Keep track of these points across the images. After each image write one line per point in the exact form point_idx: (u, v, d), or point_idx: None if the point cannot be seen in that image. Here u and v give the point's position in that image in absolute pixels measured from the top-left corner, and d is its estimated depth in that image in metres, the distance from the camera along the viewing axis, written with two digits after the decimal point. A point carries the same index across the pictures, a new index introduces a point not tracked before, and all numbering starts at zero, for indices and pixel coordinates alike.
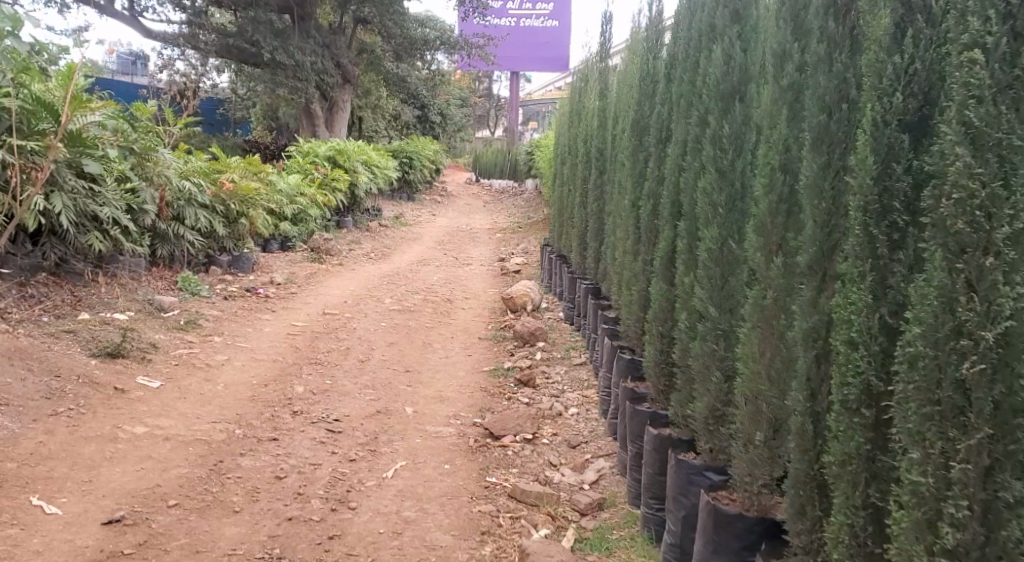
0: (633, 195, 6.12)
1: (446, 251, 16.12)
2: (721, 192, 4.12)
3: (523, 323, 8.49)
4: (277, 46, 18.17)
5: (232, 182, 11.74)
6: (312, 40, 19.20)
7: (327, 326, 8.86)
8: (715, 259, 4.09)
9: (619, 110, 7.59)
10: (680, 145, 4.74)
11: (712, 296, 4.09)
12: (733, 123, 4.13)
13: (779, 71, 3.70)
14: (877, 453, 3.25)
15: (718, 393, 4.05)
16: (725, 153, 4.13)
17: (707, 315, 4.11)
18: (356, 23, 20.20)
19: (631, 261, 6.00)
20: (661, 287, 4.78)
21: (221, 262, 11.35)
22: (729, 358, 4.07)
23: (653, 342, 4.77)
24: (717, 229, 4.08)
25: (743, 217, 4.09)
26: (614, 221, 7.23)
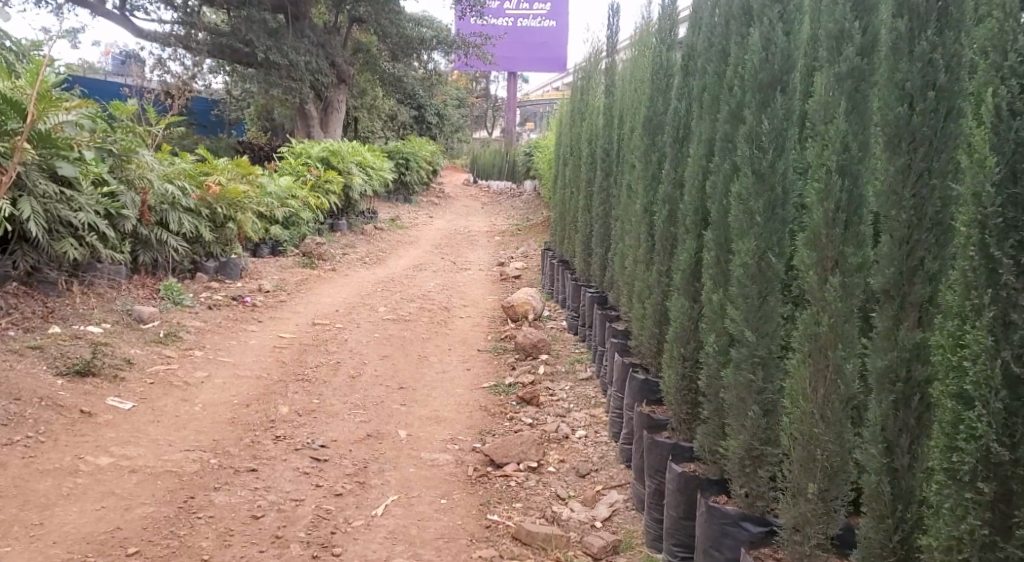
0: (646, 199, 5.63)
1: (443, 255, 15.63)
2: (759, 198, 3.64)
3: (525, 335, 8.00)
4: (271, 46, 17.69)
5: (219, 185, 11.28)
6: (307, 39, 18.68)
7: (317, 337, 8.37)
8: (751, 276, 3.64)
9: (629, 109, 7.10)
10: (706, 145, 4.27)
11: (748, 318, 3.64)
12: (774, 119, 3.64)
13: (833, 57, 3.42)
14: (996, 541, 2.99)
15: (756, 429, 3.66)
16: (763, 153, 3.65)
17: (742, 339, 3.68)
18: (352, 22, 19.69)
19: (644, 270, 5.51)
20: (683, 302, 4.29)
21: (208, 268, 10.87)
22: (768, 390, 3.66)
23: (673, 365, 4.30)
24: (754, 241, 3.63)
25: (784, 225, 3.64)
26: (623, 226, 6.74)
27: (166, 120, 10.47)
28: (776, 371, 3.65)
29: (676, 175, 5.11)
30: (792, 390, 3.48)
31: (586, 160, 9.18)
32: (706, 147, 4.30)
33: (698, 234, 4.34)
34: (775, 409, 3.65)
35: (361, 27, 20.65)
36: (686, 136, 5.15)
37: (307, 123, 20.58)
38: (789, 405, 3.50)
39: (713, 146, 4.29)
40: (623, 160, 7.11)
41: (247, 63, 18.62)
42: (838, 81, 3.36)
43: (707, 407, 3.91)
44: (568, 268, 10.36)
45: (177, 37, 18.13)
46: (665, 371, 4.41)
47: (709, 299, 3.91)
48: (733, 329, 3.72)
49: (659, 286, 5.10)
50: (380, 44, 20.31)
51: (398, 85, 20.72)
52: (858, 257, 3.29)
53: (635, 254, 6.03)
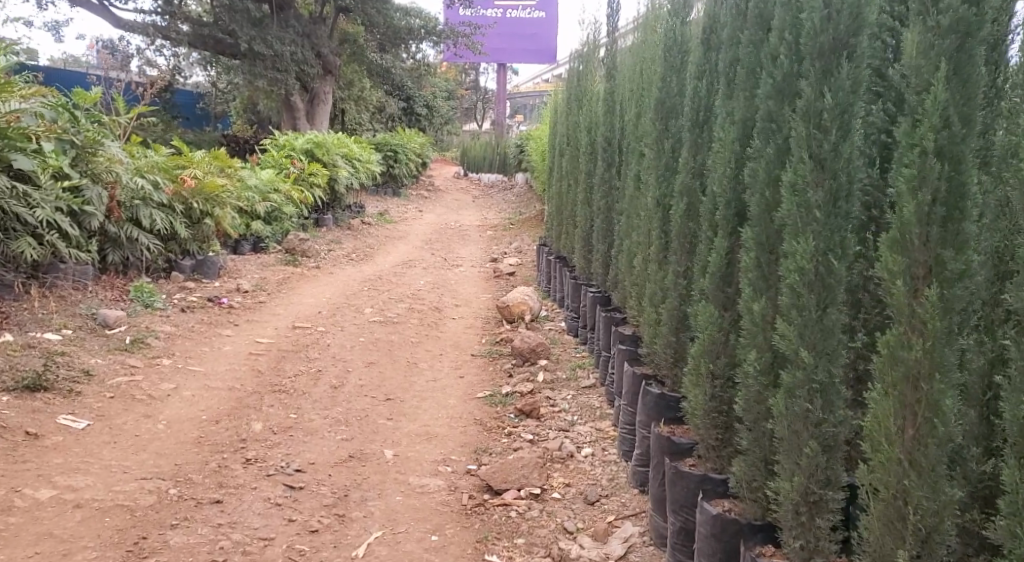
0: (658, 193, 5.06)
1: (433, 251, 15.05)
2: (818, 188, 3.22)
3: (522, 338, 7.41)
4: (255, 37, 17.08)
5: (195, 179, 10.67)
6: (292, 29, 18.01)
7: (298, 343, 7.77)
8: (807, 283, 3.21)
9: (634, 95, 6.50)
10: (741, 126, 3.76)
11: (805, 336, 3.22)
12: (839, 91, 3.21)
13: (927, 11, 3.00)
14: None
15: (814, 469, 3.23)
16: (826, 135, 3.23)
17: (795, 360, 3.25)
18: (338, 12, 19.01)
19: (657, 271, 4.96)
20: (711, 311, 3.79)
21: (184, 267, 10.29)
22: (827, 423, 3.24)
23: (701, 382, 3.82)
24: (812, 241, 3.20)
25: (846, 222, 3.22)
26: (630, 224, 6.17)
27: (135, 110, 9.88)
28: (836, 401, 3.23)
29: (694, 167, 4.59)
30: (875, 418, 3.11)
31: (585, 151, 8.60)
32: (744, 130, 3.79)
33: (731, 234, 3.84)
34: (835, 444, 3.23)
35: (347, 17, 20.00)
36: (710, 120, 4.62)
37: (293, 116, 19.93)
38: (870, 454, 3.14)
39: (750, 130, 3.79)
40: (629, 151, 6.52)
41: (230, 54, 17.97)
42: (937, 37, 2.95)
43: (746, 437, 3.50)
44: (566, 265, 9.78)
45: (157, 27, 17.43)
46: (689, 389, 3.92)
47: (747, 309, 3.47)
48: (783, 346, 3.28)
49: (677, 290, 4.61)
50: (368, 33, 19.64)
51: (385, 76, 20.03)
52: (959, 263, 2.90)
53: (644, 253, 5.50)
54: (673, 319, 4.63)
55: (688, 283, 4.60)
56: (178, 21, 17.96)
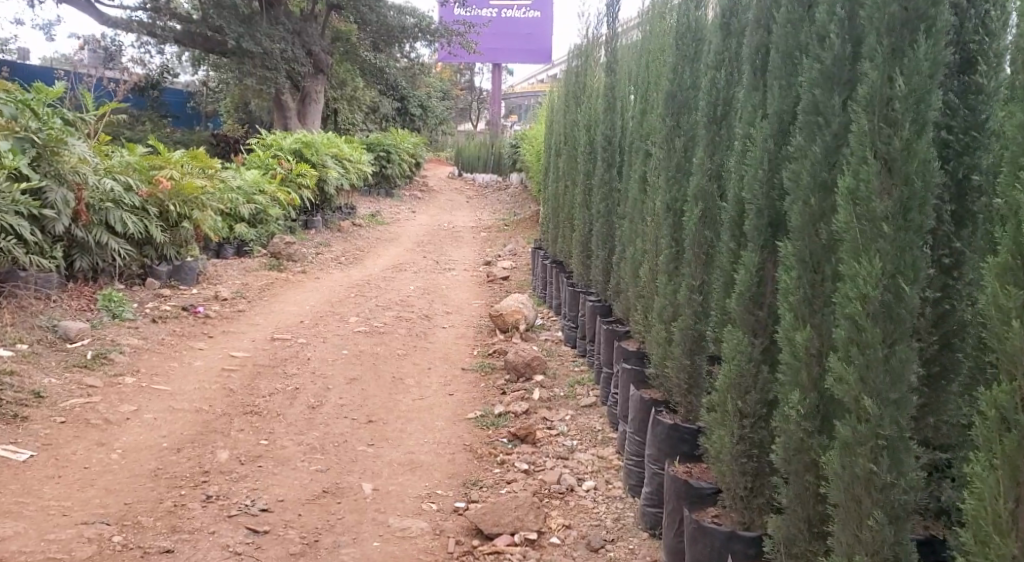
0: (667, 197, 4.53)
1: (425, 254, 14.49)
2: (886, 197, 2.90)
3: (517, 352, 6.85)
4: (243, 34, 16.44)
5: (172, 180, 10.12)
6: (282, 26, 17.39)
7: (275, 358, 7.21)
8: (874, 313, 2.89)
9: (639, 91, 5.97)
10: (776, 121, 3.35)
11: (872, 381, 2.90)
12: (912, 80, 2.89)
13: None
14: None
15: (884, 538, 2.90)
16: (896, 130, 2.92)
17: (857, 409, 2.93)
18: (329, 9, 18.40)
19: (666, 285, 4.45)
20: (740, 339, 3.39)
21: (160, 273, 9.83)
22: (895, 485, 2.90)
23: (726, 423, 3.47)
24: (881, 262, 2.88)
25: (920, 237, 2.88)
26: (635, 231, 5.62)
27: (105, 108, 9.38)
28: (906, 458, 2.90)
29: (711, 168, 4.08)
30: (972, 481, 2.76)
31: (584, 151, 8.06)
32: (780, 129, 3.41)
33: (763, 249, 3.43)
34: (903, 515, 2.92)
35: (339, 15, 19.43)
36: (731, 115, 4.09)
37: (283, 115, 19.34)
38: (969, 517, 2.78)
39: (786, 126, 3.35)
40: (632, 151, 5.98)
41: (218, 51, 17.38)
42: None
43: (785, 495, 3.19)
44: (563, 271, 9.23)
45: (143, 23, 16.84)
46: (712, 433, 3.55)
47: (791, 339, 3.16)
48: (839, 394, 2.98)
49: (694, 308, 4.09)
50: (360, 31, 18.99)
51: (378, 76, 19.43)
52: None
53: (651, 263, 4.97)
54: (687, 340, 4.12)
55: (705, 299, 4.10)
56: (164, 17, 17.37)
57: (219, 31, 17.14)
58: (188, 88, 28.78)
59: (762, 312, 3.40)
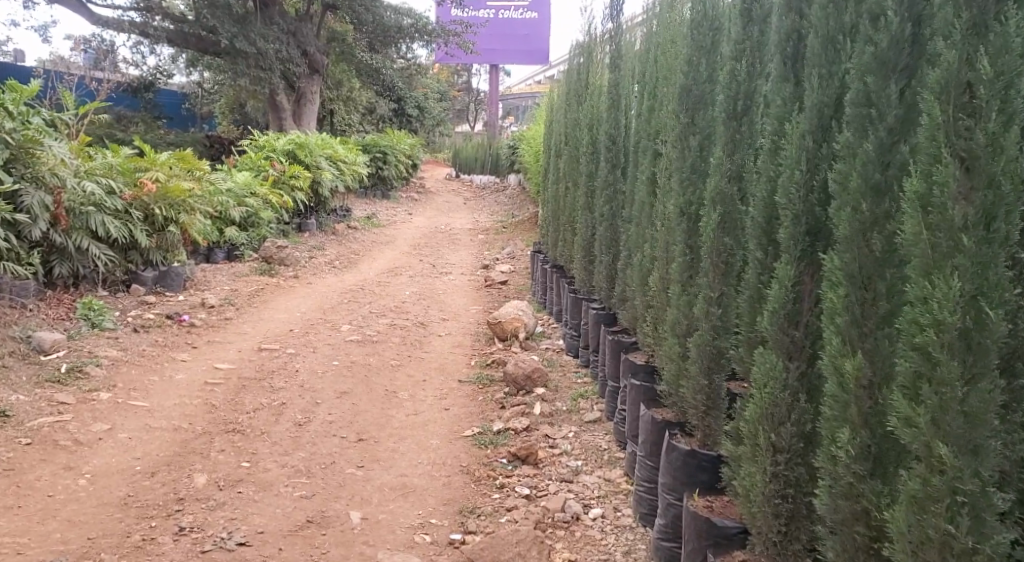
0: (681, 200, 4.19)
1: (422, 257, 14.13)
2: (965, 205, 2.73)
3: (517, 363, 6.49)
4: (238, 33, 16.01)
5: (158, 182, 9.77)
6: (276, 26, 17.01)
7: (262, 370, 6.85)
8: (953, 347, 2.73)
9: (647, 88, 5.61)
10: (813, 113, 3.15)
11: (953, 429, 2.73)
12: (993, 66, 2.71)
13: None
14: None
15: None
16: (977, 121, 2.74)
17: (930, 458, 2.77)
18: (325, 9, 18.00)
19: (680, 296, 4.12)
20: (774, 364, 3.23)
21: (145, 280, 9.50)
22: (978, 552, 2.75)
23: (758, 456, 3.31)
24: (960, 280, 2.71)
25: (999, 252, 2.72)
26: (644, 236, 5.25)
27: (86, 108, 9.05)
28: (988, 514, 2.73)
29: (731, 170, 3.74)
30: None
31: (586, 151, 7.70)
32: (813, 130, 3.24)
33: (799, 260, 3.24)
34: None
35: (336, 15, 19.03)
36: (754, 110, 3.76)
37: (278, 116, 18.95)
38: None
39: (828, 120, 3.15)
40: (639, 151, 5.62)
41: (212, 52, 16.98)
42: None
43: (831, 547, 3.10)
44: (565, 276, 8.86)
45: (135, 23, 16.43)
46: (738, 472, 3.42)
47: (839, 366, 3.01)
48: (903, 438, 2.83)
49: (712, 323, 3.76)
50: (357, 31, 18.61)
51: (375, 77, 19.06)
52: None
53: (662, 270, 4.63)
54: (706, 357, 3.79)
55: (725, 312, 3.77)
56: (156, 17, 16.99)
57: (213, 31, 16.75)
58: (180, 91, 28.36)
59: (798, 331, 3.23)
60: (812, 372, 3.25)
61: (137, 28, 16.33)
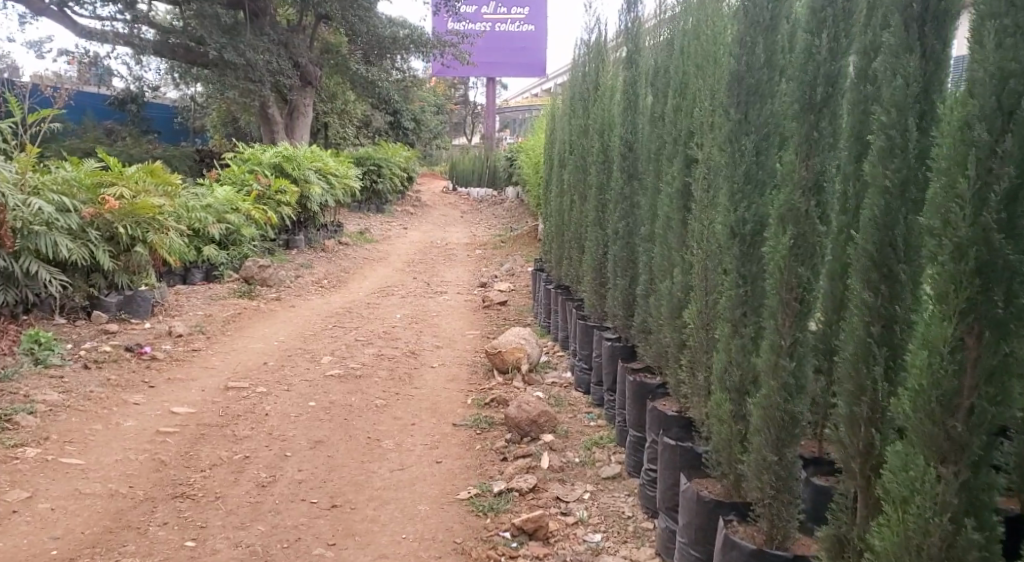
0: (733, 217, 3.46)
1: (416, 275, 13.26)
2: None
3: (522, 406, 5.58)
4: (226, 44, 15.06)
5: (123, 198, 8.90)
6: (267, 36, 15.89)
7: (226, 415, 5.94)
8: None
9: (674, 88, 4.76)
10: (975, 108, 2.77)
11: None
12: None
13: None
14: None
15: None
16: None
17: None
18: (318, 20, 17.06)
19: (732, 338, 3.46)
20: (930, 472, 2.85)
21: (108, 306, 8.67)
22: None
23: None
24: None
25: None
26: (679, 261, 4.39)
27: (37, 115, 8.22)
28: None
29: (806, 178, 3.26)
30: None
31: (597, 161, 6.85)
32: (981, 124, 2.77)
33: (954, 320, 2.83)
34: None
35: (330, 26, 18.08)
36: (835, 99, 3.28)
37: (271, 129, 17.94)
38: None
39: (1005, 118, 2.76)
40: (668, 162, 4.78)
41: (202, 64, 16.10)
42: None
43: None
44: (571, 298, 7.94)
45: (120, 34, 15.40)
46: None
47: None
48: None
49: (784, 382, 3.22)
50: (351, 43, 17.61)
51: (369, 89, 18.12)
52: None
53: (712, 301, 3.79)
54: (775, 425, 3.25)
55: (802, 373, 3.25)
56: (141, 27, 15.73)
57: (202, 42, 15.87)
58: (172, 108, 27.56)
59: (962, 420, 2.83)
60: (975, 481, 2.85)
61: (122, 39, 15.28)
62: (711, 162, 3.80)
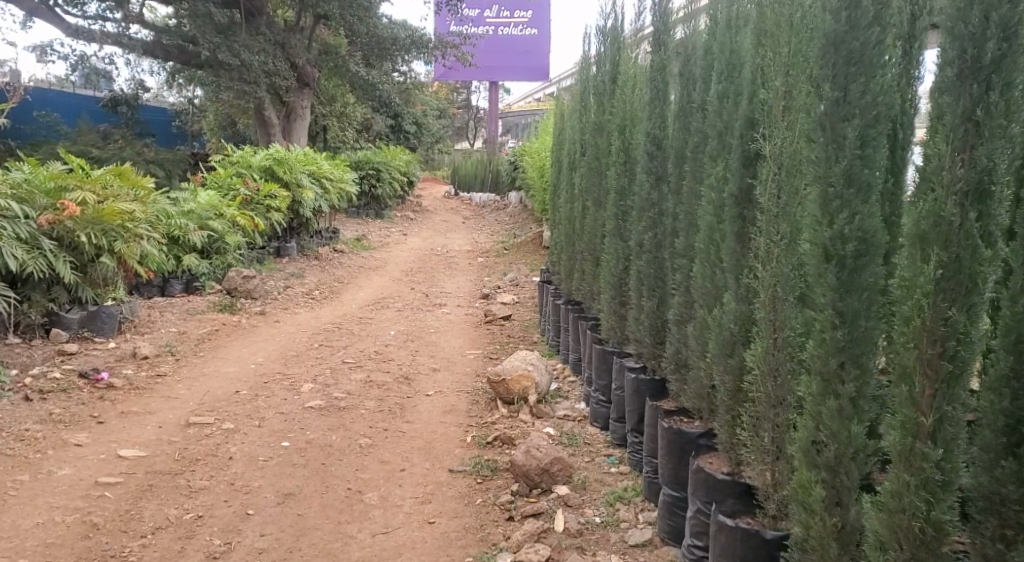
0: (832, 232, 2.94)
1: (413, 285, 12.39)
2: None
3: (532, 452, 4.67)
4: (220, 44, 14.08)
5: (84, 203, 7.98)
6: (264, 36, 14.90)
7: (183, 460, 5.04)
8: None
9: (719, 71, 4.05)
10: None
11: None
12: None
13: None
14: None
15: None
16: None
17: None
18: (318, 20, 16.06)
19: (832, 402, 2.98)
20: None
21: (68, 323, 7.80)
22: None
23: None
24: None
25: None
26: (730, 278, 3.62)
27: None
28: None
29: (964, 185, 2.83)
30: None
31: (616, 161, 5.98)
32: None
33: None
34: None
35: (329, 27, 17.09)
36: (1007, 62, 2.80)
37: (268, 132, 16.84)
38: None
39: None
40: (710, 161, 4.00)
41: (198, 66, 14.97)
42: None
43: None
44: (582, 316, 7.03)
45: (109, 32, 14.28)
46: None
47: None
48: None
49: (924, 476, 2.87)
50: (351, 45, 16.69)
51: (368, 93, 17.21)
52: None
53: (781, 338, 3.17)
54: (908, 538, 2.90)
55: (951, 468, 2.86)
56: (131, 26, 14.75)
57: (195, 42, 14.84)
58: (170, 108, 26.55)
59: None
60: None
61: (110, 38, 14.12)
62: (787, 153, 3.19)
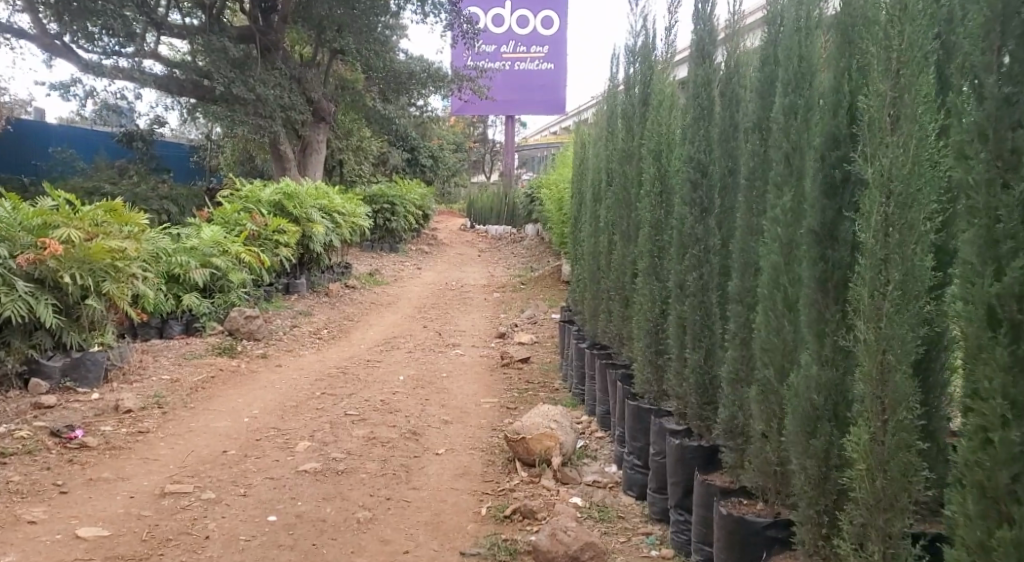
0: (999, 287, 2.55)
1: (426, 322, 11.68)
2: None
3: (556, 535, 3.95)
4: (234, 79, 13.41)
5: (68, 242, 7.28)
6: (279, 70, 14.25)
7: (151, 540, 4.35)
8: None
9: (782, 79, 3.40)
10: None
11: None
12: None
13: None
14: None
15: None
16: None
17: None
18: (332, 54, 15.46)
19: (1003, 529, 2.57)
20: None
21: (48, 371, 7.10)
22: None
23: None
24: None
25: None
26: (807, 336, 3.08)
27: None
28: None
29: None
30: None
31: (650, 192, 5.25)
32: None
33: None
34: None
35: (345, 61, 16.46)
36: None
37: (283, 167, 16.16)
38: None
39: None
40: (776, 190, 3.34)
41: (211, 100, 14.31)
42: None
43: None
44: (612, 364, 6.29)
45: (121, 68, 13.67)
46: None
47: None
48: None
49: None
50: (367, 79, 16.08)
51: (383, 126, 16.59)
52: None
53: (893, 422, 2.73)
54: None
55: None
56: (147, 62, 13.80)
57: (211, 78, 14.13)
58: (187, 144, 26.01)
59: None
60: None
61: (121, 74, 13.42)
62: (895, 175, 2.74)
